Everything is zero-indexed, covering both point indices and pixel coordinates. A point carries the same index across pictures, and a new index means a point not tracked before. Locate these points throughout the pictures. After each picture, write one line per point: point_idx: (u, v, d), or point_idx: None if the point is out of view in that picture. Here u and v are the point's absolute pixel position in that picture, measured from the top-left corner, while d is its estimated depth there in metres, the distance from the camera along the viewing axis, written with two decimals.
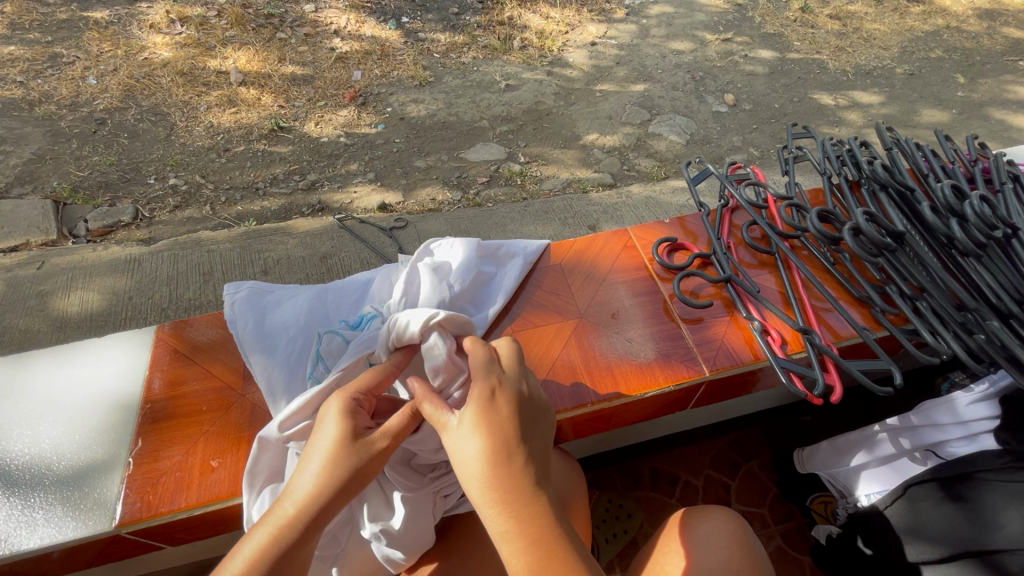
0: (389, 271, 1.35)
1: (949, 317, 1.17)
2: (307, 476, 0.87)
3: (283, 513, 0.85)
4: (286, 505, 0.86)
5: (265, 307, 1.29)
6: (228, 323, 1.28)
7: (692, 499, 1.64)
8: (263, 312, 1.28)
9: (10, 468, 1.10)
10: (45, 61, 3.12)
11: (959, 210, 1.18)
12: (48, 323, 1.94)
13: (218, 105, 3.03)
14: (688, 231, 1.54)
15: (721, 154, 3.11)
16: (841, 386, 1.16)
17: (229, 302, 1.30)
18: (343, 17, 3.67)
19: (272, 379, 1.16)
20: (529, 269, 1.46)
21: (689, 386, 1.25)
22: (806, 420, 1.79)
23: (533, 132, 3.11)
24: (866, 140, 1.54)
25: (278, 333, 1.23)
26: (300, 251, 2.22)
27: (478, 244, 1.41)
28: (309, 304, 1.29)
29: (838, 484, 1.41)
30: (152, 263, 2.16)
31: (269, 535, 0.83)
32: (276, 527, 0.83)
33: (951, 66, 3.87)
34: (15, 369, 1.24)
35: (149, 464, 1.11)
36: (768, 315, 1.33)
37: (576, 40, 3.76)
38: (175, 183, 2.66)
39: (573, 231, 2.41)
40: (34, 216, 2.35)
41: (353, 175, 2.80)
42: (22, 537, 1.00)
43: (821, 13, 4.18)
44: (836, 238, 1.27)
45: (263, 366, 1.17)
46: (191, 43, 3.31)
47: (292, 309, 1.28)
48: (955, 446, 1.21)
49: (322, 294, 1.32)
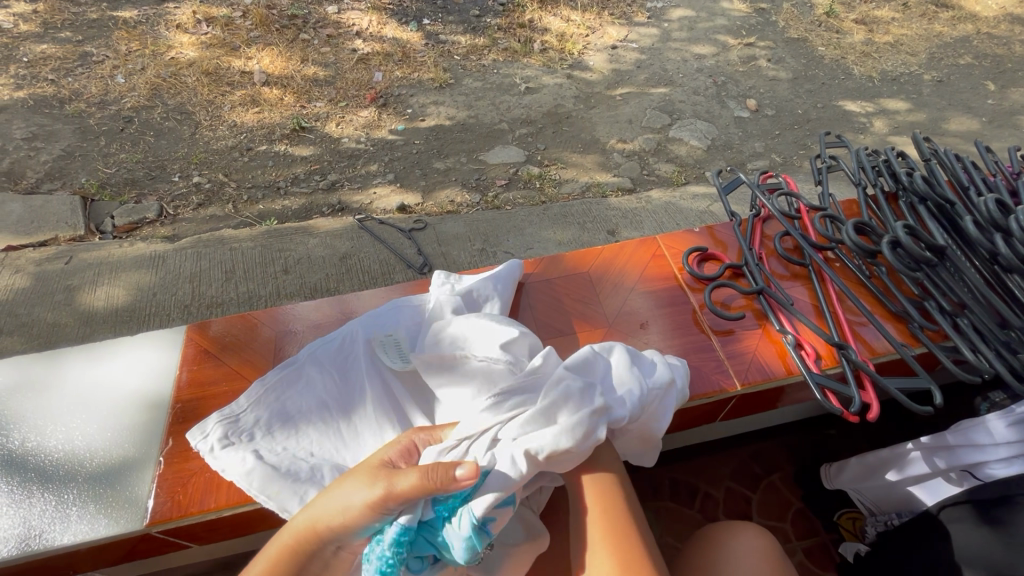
0: (348, 329, 1.23)
1: (991, 334, 1.15)
2: (324, 500, 0.87)
3: (293, 528, 0.87)
4: (297, 520, 0.88)
5: (256, 426, 1.11)
6: (222, 472, 1.06)
7: (712, 511, 1.62)
8: (260, 430, 1.11)
9: (45, 463, 1.13)
10: (75, 59, 3.18)
11: (1004, 224, 1.14)
12: (76, 318, 1.98)
13: (241, 105, 3.06)
14: (718, 240, 1.52)
15: (743, 160, 3.07)
16: (878, 403, 1.13)
17: (210, 452, 1.08)
18: (365, 18, 3.70)
19: (253, 480, 1.03)
20: (518, 292, 1.42)
21: (721, 400, 1.24)
22: (831, 434, 1.75)
23: (552, 135, 3.10)
24: (903, 151, 1.51)
25: (243, 415, 1.12)
26: (321, 251, 2.24)
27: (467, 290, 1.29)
28: (308, 399, 1.15)
29: (868, 500, 1.40)
30: (177, 260, 2.19)
31: (280, 545, 0.86)
32: (287, 539, 0.86)
33: (981, 73, 3.78)
34: (51, 366, 1.27)
35: (180, 463, 1.12)
36: (801, 328, 1.31)
37: (597, 43, 3.74)
38: (198, 181, 2.70)
39: (591, 236, 2.39)
40: (63, 212, 2.40)
41: (373, 176, 2.81)
42: (56, 534, 1.02)
43: (847, 18, 4.11)
44: (873, 251, 1.24)
45: (235, 460, 1.05)
46: (217, 43, 3.35)
47: (292, 408, 1.14)
48: (995, 467, 1.16)
49: (309, 380, 1.17)
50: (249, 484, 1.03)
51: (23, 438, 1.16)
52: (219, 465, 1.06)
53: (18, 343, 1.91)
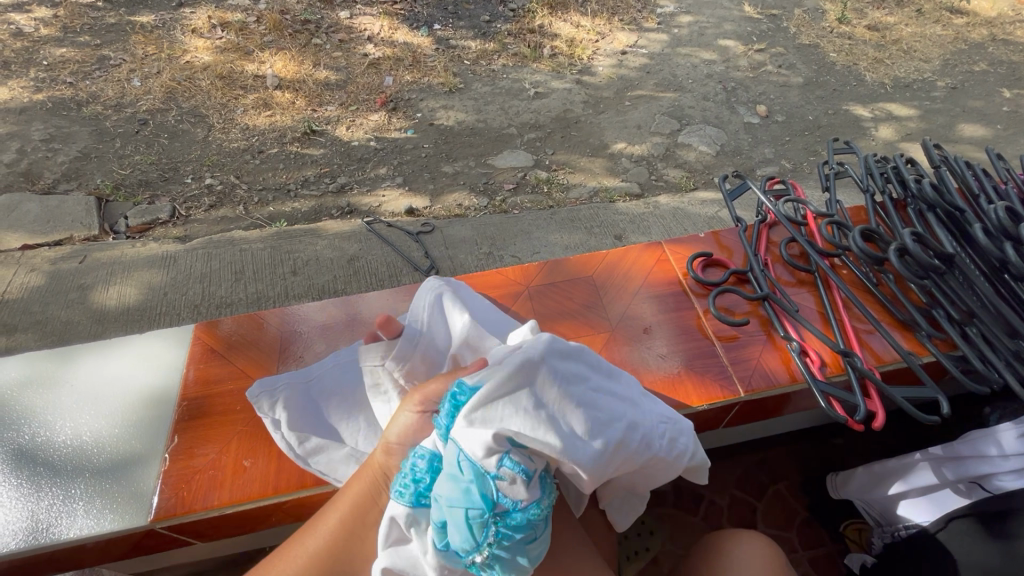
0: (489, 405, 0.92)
1: (1001, 343, 1.13)
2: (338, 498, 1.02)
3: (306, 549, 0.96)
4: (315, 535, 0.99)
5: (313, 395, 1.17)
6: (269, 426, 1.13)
7: (716, 519, 1.60)
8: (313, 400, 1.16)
9: (54, 457, 1.15)
10: (93, 63, 3.25)
11: (1014, 232, 1.13)
12: (89, 316, 2.01)
13: (254, 108, 3.10)
14: (723, 246, 1.52)
15: (752, 166, 3.05)
16: (884, 412, 1.12)
17: (265, 406, 1.14)
18: (376, 24, 3.74)
19: (297, 439, 1.12)
20: (521, 292, 1.43)
21: (724, 407, 1.23)
22: (838, 443, 1.73)
23: (560, 140, 3.11)
24: (912, 157, 1.49)
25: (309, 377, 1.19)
26: (329, 253, 2.27)
27: (493, 387, 0.92)
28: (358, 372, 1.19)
29: (875, 511, 1.36)
30: (187, 261, 2.22)
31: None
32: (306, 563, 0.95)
33: (996, 80, 3.74)
34: (64, 362, 1.29)
35: (184, 460, 1.13)
36: (806, 335, 1.30)
37: (606, 48, 3.75)
38: (210, 183, 2.74)
39: (598, 241, 2.40)
40: (78, 212, 2.46)
41: (383, 179, 2.84)
42: (63, 528, 1.04)
43: (859, 24, 4.08)
44: (880, 259, 1.23)
45: (290, 418, 1.13)
46: (231, 47, 3.41)
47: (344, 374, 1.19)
48: (1004, 480, 1.14)
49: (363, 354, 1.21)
50: (298, 434, 1.12)
51: (34, 434, 1.18)
52: (271, 418, 1.13)
53: (32, 339, 1.95)
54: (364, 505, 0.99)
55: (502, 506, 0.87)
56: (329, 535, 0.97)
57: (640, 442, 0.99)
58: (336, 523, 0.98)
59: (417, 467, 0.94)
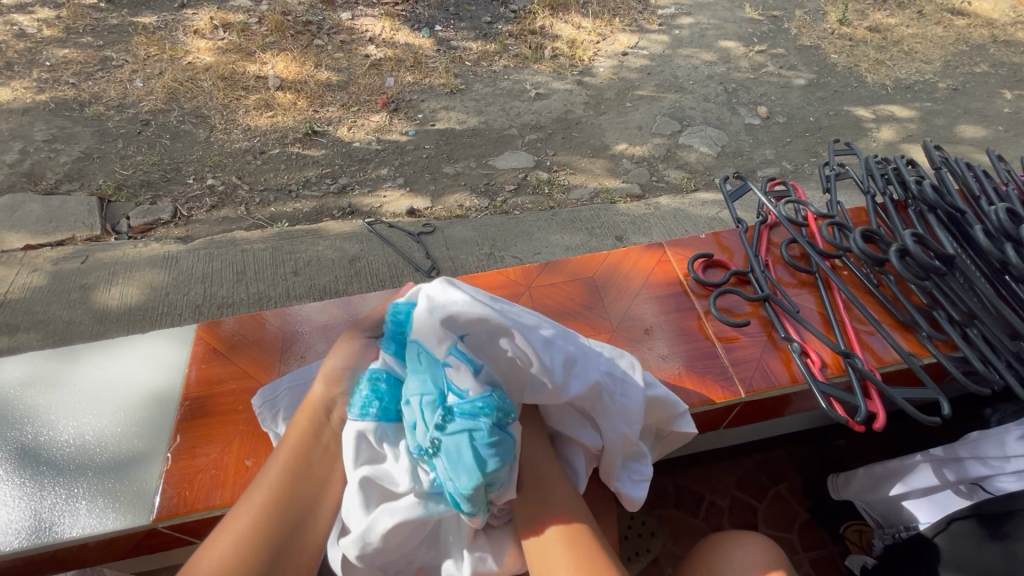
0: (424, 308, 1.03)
1: (1002, 344, 1.13)
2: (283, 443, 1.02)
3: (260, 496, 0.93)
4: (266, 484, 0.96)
5: None
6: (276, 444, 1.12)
7: (717, 520, 1.60)
8: None
9: (57, 456, 1.15)
10: (96, 64, 3.26)
11: (1015, 234, 1.13)
12: (90, 316, 2.02)
13: (256, 109, 3.11)
14: (724, 247, 1.52)
15: (753, 167, 3.05)
16: (884, 413, 1.12)
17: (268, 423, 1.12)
18: (378, 25, 3.75)
19: None
20: (522, 293, 1.43)
21: (724, 407, 1.23)
22: (839, 444, 1.73)
23: (562, 141, 3.11)
24: (913, 159, 1.50)
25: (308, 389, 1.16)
26: (330, 253, 2.27)
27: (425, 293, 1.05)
28: None
29: (876, 512, 1.36)
30: (189, 261, 2.22)
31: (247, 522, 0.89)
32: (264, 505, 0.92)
33: (997, 81, 3.74)
34: (67, 362, 1.30)
35: (186, 460, 1.13)
36: (807, 336, 1.30)
37: (607, 50, 3.76)
38: (212, 183, 2.74)
39: (599, 242, 2.40)
40: (80, 213, 2.47)
41: (384, 180, 2.84)
42: (66, 526, 1.04)
43: (860, 26, 4.08)
44: (880, 260, 1.23)
45: None
46: (233, 49, 3.41)
47: None
48: (1004, 481, 1.16)
49: None
50: None
51: (36, 433, 1.18)
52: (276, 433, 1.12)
53: (34, 339, 1.96)
54: (308, 463, 0.99)
55: (452, 397, 0.97)
56: (281, 480, 0.96)
57: (572, 347, 1.07)
58: (284, 468, 0.97)
59: (378, 386, 1.03)
